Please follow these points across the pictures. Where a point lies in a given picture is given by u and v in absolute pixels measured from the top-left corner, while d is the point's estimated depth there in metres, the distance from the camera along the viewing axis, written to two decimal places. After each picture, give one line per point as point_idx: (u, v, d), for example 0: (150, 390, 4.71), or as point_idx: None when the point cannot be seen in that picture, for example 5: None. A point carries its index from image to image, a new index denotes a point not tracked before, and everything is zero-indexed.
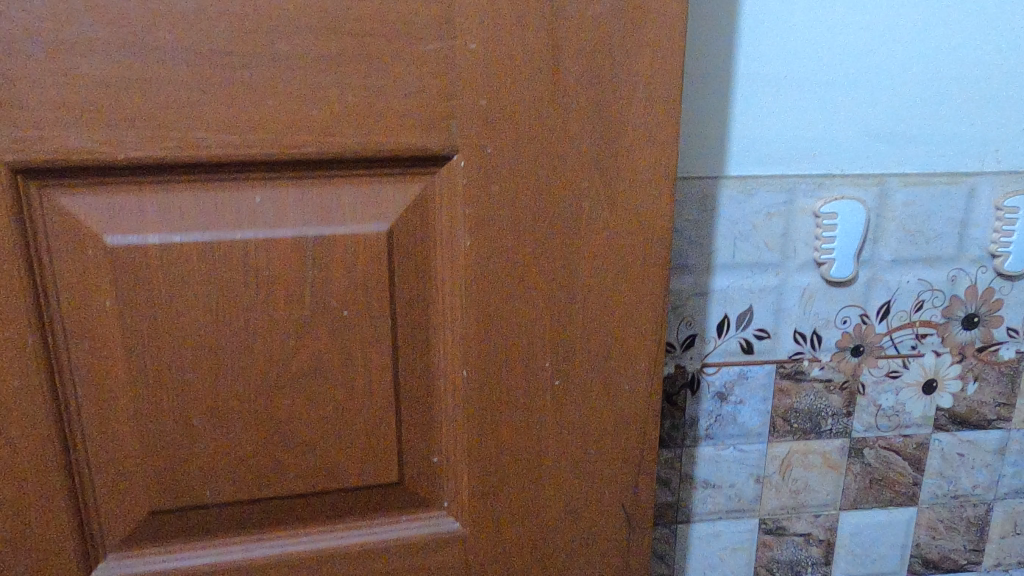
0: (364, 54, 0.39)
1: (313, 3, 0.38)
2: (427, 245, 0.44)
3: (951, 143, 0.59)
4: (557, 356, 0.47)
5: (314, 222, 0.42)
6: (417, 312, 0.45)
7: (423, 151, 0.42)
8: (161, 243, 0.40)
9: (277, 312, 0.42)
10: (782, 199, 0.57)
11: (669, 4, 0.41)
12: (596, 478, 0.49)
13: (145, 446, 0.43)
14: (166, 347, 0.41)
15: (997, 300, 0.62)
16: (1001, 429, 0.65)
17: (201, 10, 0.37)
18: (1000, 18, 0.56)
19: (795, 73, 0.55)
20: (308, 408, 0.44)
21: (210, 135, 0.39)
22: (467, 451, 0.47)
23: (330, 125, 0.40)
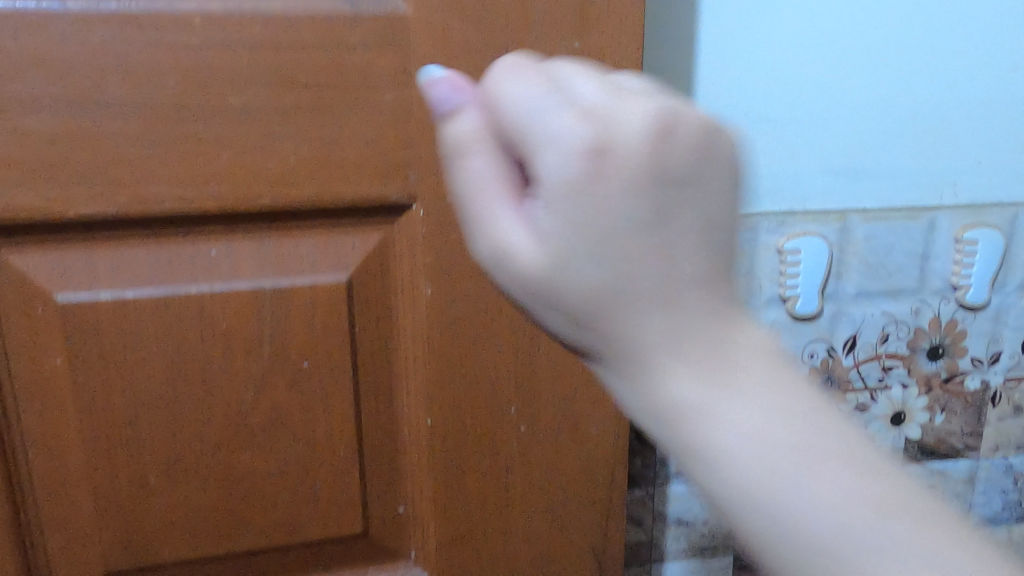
0: (318, 109, 0.40)
1: (267, 59, 0.39)
2: (387, 296, 0.45)
3: (910, 178, 0.58)
4: (519, 401, 0.47)
5: (269, 276, 0.43)
6: (379, 362, 0.46)
7: (378, 202, 0.43)
8: (112, 299, 0.41)
9: (238, 365, 0.43)
10: (746, 237, 0.57)
11: (620, 51, 0.43)
12: (564, 523, 0.50)
13: (99, 500, 0.44)
14: (119, 401, 0.43)
15: (961, 331, 0.63)
16: (969, 458, 0.68)
17: (155, 77, 0.38)
18: (959, 51, 0.56)
19: (756, 106, 0.54)
20: (272, 457, 0.45)
21: (167, 196, 0.40)
22: (432, 500, 0.49)
23: (284, 183, 0.41)
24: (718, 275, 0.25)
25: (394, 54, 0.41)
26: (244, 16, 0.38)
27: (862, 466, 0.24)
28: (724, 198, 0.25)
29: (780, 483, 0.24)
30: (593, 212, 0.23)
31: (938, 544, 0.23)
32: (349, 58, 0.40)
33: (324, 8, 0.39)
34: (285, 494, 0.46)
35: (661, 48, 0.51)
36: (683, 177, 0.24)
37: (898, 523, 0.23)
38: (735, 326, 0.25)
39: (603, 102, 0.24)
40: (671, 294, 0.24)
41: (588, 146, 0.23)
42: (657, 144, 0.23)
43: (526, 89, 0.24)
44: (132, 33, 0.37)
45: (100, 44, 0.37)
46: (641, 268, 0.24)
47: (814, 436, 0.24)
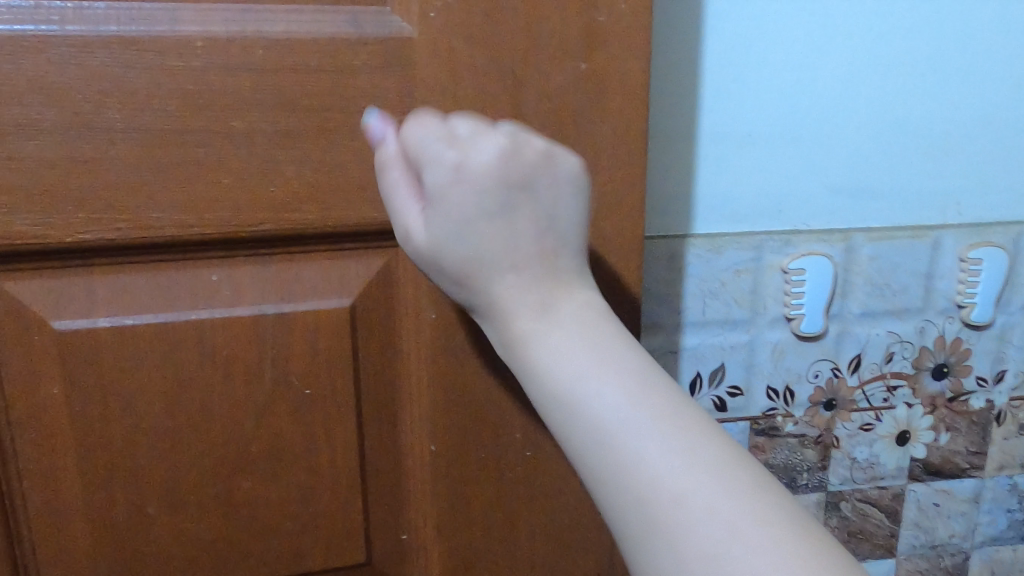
0: (322, 131, 0.40)
1: (270, 81, 0.38)
2: (390, 320, 0.45)
3: (914, 197, 0.58)
4: (526, 427, 0.46)
5: (271, 302, 0.42)
6: (383, 387, 0.46)
7: (383, 226, 0.42)
8: (110, 326, 0.40)
9: (239, 392, 0.43)
10: (751, 256, 0.56)
11: (629, 72, 0.42)
12: (572, 550, 0.49)
13: (95, 532, 0.43)
14: (117, 429, 0.42)
15: (966, 350, 0.63)
16: (975, 477, 0.67)
17: (156, 101, 0.37)
18: (962, 68, 0.56)
19: (760, 126, 0.54)
20: (272, 485, 0.44)
21: (167, 221, 0.39)
22: (436, 529, 0.48)
23: (287, 208, 0.40)
24: (551, 255, 0.36)
25: (399, 77, 0.40)
26: (246, 38, 0.38)
27: (651, 390, 0.32)
28: (555, 203, 0.35)
29: (580, 391, 0.33)
30: (451, 206, 0.34)
31: (695, 448, 0.30)
32: (353, 81, 0.39)
33: (328, 30, 0.39)
34: (285, 522, 0.45)
35: (665, 67, 0.51)
36: (519, 181, 0.34)
37: (668, 429, 0.31)
38: (570, 293, 0.36)
39: (466, 135, 0.34)
40: (518, 261, 0.35)
41: (451, 163, 0.34)
42: (504, 162, 0.34)
43: (423, 130, 0.34)
44: (132, 54, 0.37)
45: (99, 67, 0.36)
46: (492, 243, 0.35)
47: (617, 366, 0.33)
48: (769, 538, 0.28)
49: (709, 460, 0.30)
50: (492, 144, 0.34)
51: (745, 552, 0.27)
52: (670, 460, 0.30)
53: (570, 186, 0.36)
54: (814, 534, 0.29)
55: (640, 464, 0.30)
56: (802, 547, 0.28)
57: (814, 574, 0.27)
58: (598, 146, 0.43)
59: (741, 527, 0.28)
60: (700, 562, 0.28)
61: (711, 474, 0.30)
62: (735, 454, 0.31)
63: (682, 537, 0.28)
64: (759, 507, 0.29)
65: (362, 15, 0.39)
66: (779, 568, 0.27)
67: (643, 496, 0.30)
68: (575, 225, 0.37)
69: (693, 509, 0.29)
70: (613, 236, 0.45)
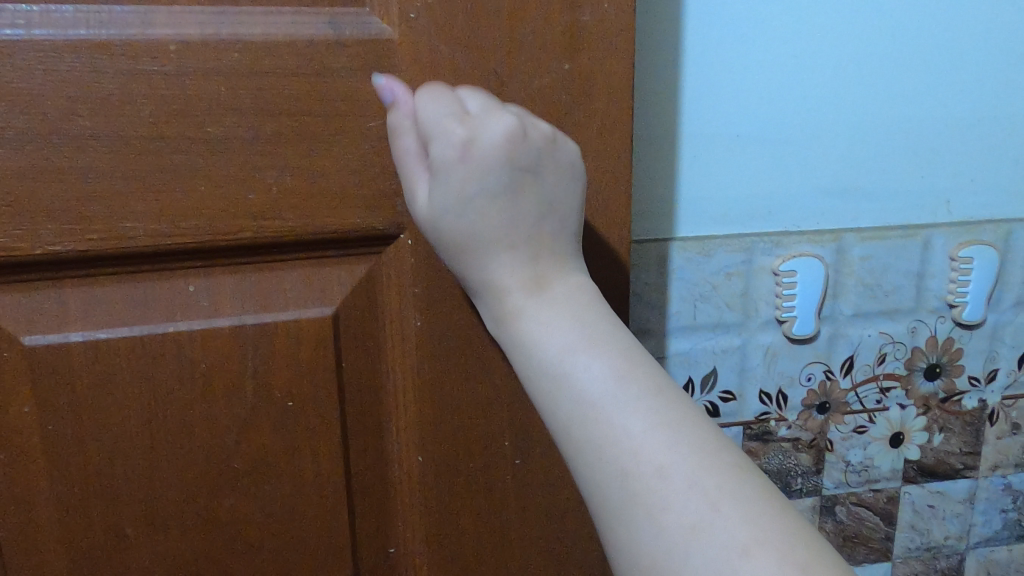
0: (302, 135, 0.39)
1: (246, 84, 0.37)
2: (375, 329, 0.44)
3: (904, 196, 0.58)
4: (517, 436, 0.45)
5: (251, 312, 0.41)
6: (368, 398, 0.44)
7: (366, 232, 0.41)
8: (84, 340, 0.39)
9: (219, 406, 0.41)
10: (741, 259, 0.55)
11: (615, 70, 0.41)
12: (567, 559, 0.48)
13: (72, 555, 0.42)
14: (92, 447, 0.40)
15: (958, 349, 0.62)
16: (969, 477, 0.67)
17: (129, 107, 0.36)
18: (948, 65, 0.56)
19: (747, 127, 0.53)
20: (255, 501, 0.43)
21: (141, 231, 0.38)
22: (426, 542, 0.46)
23: (266, 215, 0.39)
24: (550, 236, 0.37)
25: (380, 80, 0.39)
26: (221, 41, 0.36)
27: (637, 367, 0.33)
28: (554, 190, 0.37)
29: (567, 365, 0.34)
30: (455, 182, 0.35)
31: (676, 424, 0.31)
32: (333, 84, 0.38)
33: (306, 32, 0.37)
34: (269, 539, 0.44)
35: (651, 66, 0.50)
36: (525, 162, 0.36)
37: (650, 405, 0.32)
38: (563, 275, 0.37)
39: (476, 116, 0.36)
40: (515, 241, 0.37)
41: (458, 136, 0.35)
42: (511, 144, 0.35)
43: (438, 109, 0.36)
44: (101, 57, 0.35)
45: (68, 73, 0.35)
46: (492, 222, 0.36)
47: (604, 344, 0.34)
48: (746, 511, 0.29)
49: (690, 438, 0.31)
50: (499, 123, 0.35)
51: (721, 523, 0.28)
52: (654, 435, 0.31)
53: (572, 172, 0.38)
54: (785, 509, 0.30)
55: (624, 437, 0.31)
56: (775, 523, 0.28)
57: (790, 543, 0.28)
58: (585, 148, 0.42)
59: (718, 500, 0.29)
60: (678, 528, 0.29)
61: (693, 451, 0.30)
62: (714, 434, 0.32)
63: (660, 508, 0.29)
64: (734, 482, 0.30)
65: (341, 16, 0.38)
66: (753, 539, 0.28)
67: (625, 468, 0.31)
68: (571, 213, 0.38)
69: (672, 481, 0.30)
70: (602, 239, 0.44)
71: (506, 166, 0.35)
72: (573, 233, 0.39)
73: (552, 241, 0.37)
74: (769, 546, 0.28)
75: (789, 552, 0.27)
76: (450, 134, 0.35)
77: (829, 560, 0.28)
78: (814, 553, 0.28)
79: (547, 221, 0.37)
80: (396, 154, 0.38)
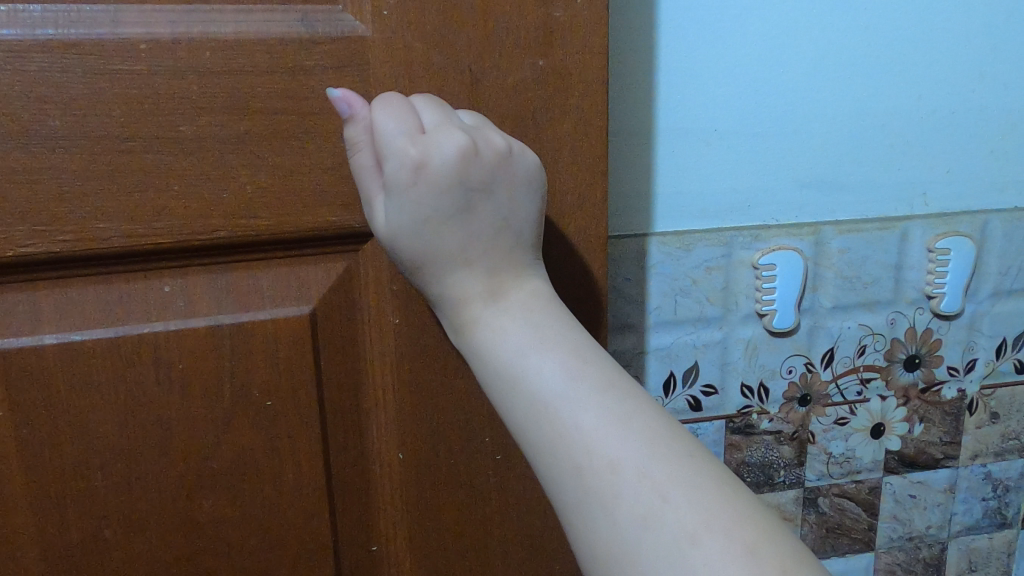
0: (275, 133, 0.38)
1: (218, 82, 0.37)
2: (354, 328, 0.43)
3: (881, 189, 0.58)
4: (497, 432, 0.45)
5: (227, 312, 0.41)
6: (348, 396, 0.44)
7: (343, 229, 0.41)
8: (58, 342, 0.39)
9: (195, 406, 0.41)
10: (721, 253, 0.56)
11: (589, 65, 0.41)
12: (549, 554, 0.48)
13: (49, 559, 0.41)
14: (67, 450, 0.40)
15: (936, 340, 0.63)
16: (949, 467, 0.67)
17: (100, 108, 0.36)
18: (921, 57, 0.56)
19: (723, 121, 0.53)
20: (235, 502, 0.43)
21: (114, 232, 0.38)
22: (408, 539, 0.46)
23: (241, 214, 0.39)
24: (508, 252, 0.38)
25: (353, 78, 0.39)
26: (192, 40, 0.36)
27: (588, 363, 0.34)
28: (510, 203, 0.37)
29: (520, 369, 0.35)
30: (409, 202, 0.36)
31: (628, 417, 0.32)
32: (306, 81, 0.38)
33: (278, 30, 0.37)
34: (249, 540, 0.44)
35: (628, 61, 0.50)
36: (477, 180, 0.36)
37: (601, 401, 0.33)
38: (517, 282, 0.38)
39: (429, 133, 0.36)
40: (469, 254, 0.37)
41: (410, 157, 0.35)
42: (463, 165, 0.35)
43: (394, 127, 0.35)
44: (69, 56, 0.35)
45: (37, 73, 0.35)
46: (447, 239, 0.37)
47: (556, 343, 0.35)
48: (693, 497, 0.29)
49: (641, 430, 0.32)
50: (452, 143, 0.35)
51: (670, 511, 0.29)
52: (604, 430, 0.32)
53: (530, 184, 0.38)
54: (738, 493, 0.30)
55: (575, 433, 0.32)
56: (723, 507, 0.29)
57: (739, 525, 0.29)
58: (561, 143, 0.42)
59: (667, 489, 0.30)
60: (629, 520, 0.30)
61: (643, 442, 0.31)
62: (666, 425, 0.33)
63: (613, 501, 0.30)
64: (684, 470, 0.30)
65: (313, 14, 0.38)
66: (700, 525, 0.29)
67: (579, 465, 0.31)
68: (528, 221, 0.39)
69: (624, 474, 0.30)
70: (579, 234, 0.44)
71: (460, 185, 0.36)
72: (531, 237, 0.39)
73: (508, 250, 0.38)
74: (716, 531, 0.28)
75: (737, 535, 0.28)
76: (403, 155, 0.35)
77: (779, 538, 0.29)
78: (763, 533, 0.29)
79: (505, 234, 0.38)
80: (354, 167, 0.38)
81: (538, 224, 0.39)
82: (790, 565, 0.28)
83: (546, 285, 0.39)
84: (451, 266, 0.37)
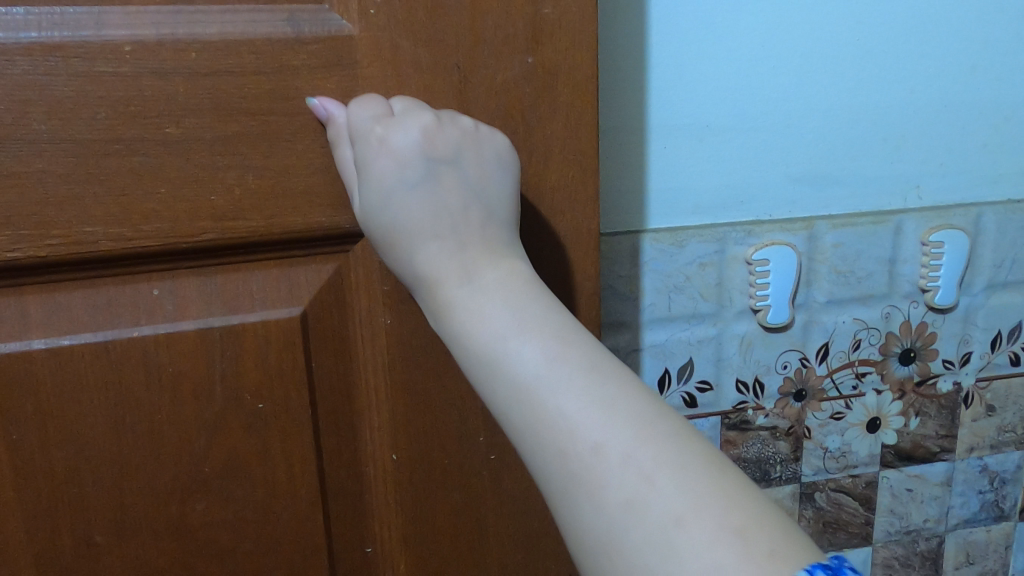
0: (263, 134, 0.38)
1: (204, 84, 0.37)
2: (345, 328, 0.43)
3: (874, 183, 0.58)
4: (490, 431, 0.45)
5: (217, 315, 0.40)
6: (340, 397, 0.44)
7: (333, 230, 0.41)
8: (46, 347, 0.38)
9: (186, 409, 0.41)
10: (714, 249, 0.55)
11: (579, 62, 0.41)
12: (544, 553, 0.48)
13: (41, 566, 0.41)
14: (57, 455, 0.40)
15: (931, 333, 0.63)
16: (946, 460, 0.67)
17: (85, 110, 0.36)
18: (912, 49, 0.56)
19: (714, 117, 0.53)
20: (227, 506, 0.43)
21: (102, 236, 0.37)
22: (403, 540, 0.46)
23: (229, 215, 0.39)
24: (484, 228, 0.38)
25: (340, 78, 0.39)
26: (177, 41, 0.36)
27: (570, 347, 0.34)
28: (479, 178, 0.39)
29: (500, 354, 0.34)
30: (378, 176, 0.37)
31: (612, 400, 0.32)
32: (293, 81, 0.38)
33: (264, 30, 0.37)
34: (243, 543, 0.43)
35: (618, 57, 0.50)
36: (443, 154, 0.38)
37: (585, 385, 0.32)
38: (497, 264, 0.38)
39: (397, 114, 0.38)
40: (442, 231, 0.38)
41: (375, 134, 0.37)
42: (426, 139, 0.37)
43: (364, 110, 0.37)
44: (53, 58, 0.35)
45: (21, 76, 0.35)
46: (416, 213, 0.38)
47: (538, 326, 0.35)
48: (680, 480, 0.29)
49: (627, 414, 0.32)
50: (415, 121, 0.37)
51: (657, 494, 0.29)
52: (588, 414, 0.32)
53: (499, 160, 0.39)
54: (726, 475, 0.30)
55: (559, 419, 0.32)
56: (711, 489, 0.29)
57: (727, 506, 0.29)
58: (550, 140, 0.42)
59: (653, 473, 0.30)
60: (616, 505, 0.30)
61: (629, 426, 0.31)
62: (651, 406, 0.32)
63: (600, 487, 0.30)
64: (670, 453, 0.30)
65: (300, 13, 0.37)
66: (687, 509, 0.28)
67: (564, 451, 0.31)
68: (501, 200, 0.39)
69: (609, 459, 0.30)
70: (570, 232, 0.44)
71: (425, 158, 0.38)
72: (507, 218, 0.40)
73: (482, 227, 0.38)
74: (703, 513, 0.28)
75: (725, 516, 0.28)
76: (369, 132, 0.37)
77: (768, 520, 0.29)
78: (751, 512, 0.29)
79: (477, 210, 0.38)
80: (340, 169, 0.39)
81: (514, 206, 0.40)
82: (779, 547, 0.28)
83: (528, 267, 0.39)
84: (426, 245, 0.38)
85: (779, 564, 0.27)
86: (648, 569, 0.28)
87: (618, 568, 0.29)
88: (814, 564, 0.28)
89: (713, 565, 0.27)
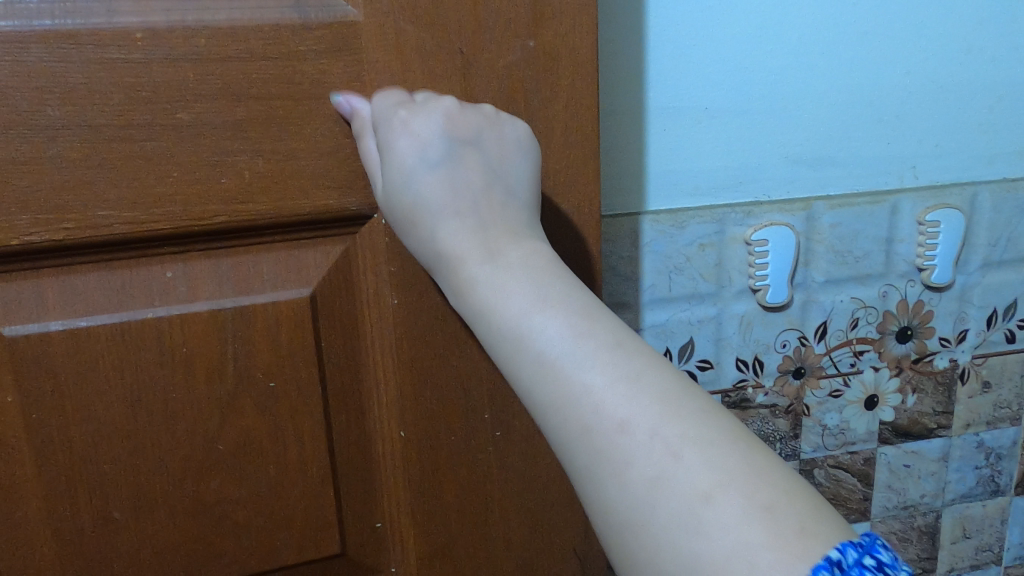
0: (272, 119, 0.39)
1: (213, 71, 0.38)
2: (353, 308, 0.44)
3: (871, 165, 0.59)
4: (496, 408, 0.46)
5: (229, 296, 0.42)
6: (348, 375, 0.45)
7: (342, 212, 0.42)
8: (63, 329, 0.40)
9: (199, 389, 0.42)
10: (713, 229, 0.56)
11: (579, 45, 0.42)
12: (551, 526, 0.49)
13: (60, 543, 0.42)
14: (76, 432, 0.41)
15: (928, 312, 0.64)
16: (942, 437, 0.68)
17: (98, 97, 0.36)
18: (907, 28, 0.56)
19: (712, 98, 0.54)
20: (242, 482, 0.44)
21: (116, 220, 0.38)
22: (412, 517, 0.47)
23: (240, 198, 0.40)
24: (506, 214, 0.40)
25: (346, 63, 0.39)
26: (187, 28, 0.37)
27: (595, 324, 0.35)
28: (499, 162, 0.40)
29: (525, 331, 0.35)
30: (399, 158, 0.39)
31: (638, 375, 0.33)
32: (300, 67, 0.39)
33: (272, 16, 0.38)
34: (257, 518, 0.45)
35: (618, 40, 0.51)
36: (463, 141, 0.40)
37: (611, 361, 0.34)
38: (519, 244, 0.39)
39: (418, 100, 0.39)
40: (463, 212, 0.40)
41: (396, 117, 0.38)
42: (447, 121, 0.39)
43: (387, 98, 0.39)
44: (65, 46, 0.35)
45: (34, 64, 0.35)
46: (436, 194, 0.40)
47: (562, 304, 0.36)
48: (704, 456, 0.31)
49: (652, 391, 0.33)
50: (439, 105, 0.39)
51: (683, 470, 0.30)
52: (615, 391, 0.33)
53: (518, 143, 0.41)
54: (751, 450, 0.31)
55: (583, 394, 0.33)
56: (737, 466, 0.30)
57: (752, 482, 0.30)
58: (552, 123, 0.43)
59: (679, 448, 0.31)
60: (641, 482, 0.31)
61: (655, 401, 0.32)
62: (677, 383, 0.34)
63: (624, 462, 0.31)
64: (696, 428, 0.32)
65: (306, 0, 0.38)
66: (713, 484, 0.30)
67: (588, 425, 0.33)
68: (519, 183, 0.41)
69: (635, 435, 0.32)
70: (571, 213, 0.45)
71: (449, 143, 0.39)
72: (525, 203, 0.41)
73: (501, 209, 0.40)
74: (730, 489, 0.29)
75: (752, 493, 0.29)
76: (391, 116, 0.38)
77: (793, 498, 0.30)
78: (777, 488, 0.30)
79: (498, 193, 0.40)
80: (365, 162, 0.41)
81: (533, 189, 0.42)
82: (806, 523, 0.29)
83: (550, 249, 0.40)
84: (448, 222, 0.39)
85: (808, 541, 0.28)
86: (674, 545, 0.29)
87: (642, 543, 0.30)
88: (844, 542, 0.29)
89: (740, 542, 0.28)
